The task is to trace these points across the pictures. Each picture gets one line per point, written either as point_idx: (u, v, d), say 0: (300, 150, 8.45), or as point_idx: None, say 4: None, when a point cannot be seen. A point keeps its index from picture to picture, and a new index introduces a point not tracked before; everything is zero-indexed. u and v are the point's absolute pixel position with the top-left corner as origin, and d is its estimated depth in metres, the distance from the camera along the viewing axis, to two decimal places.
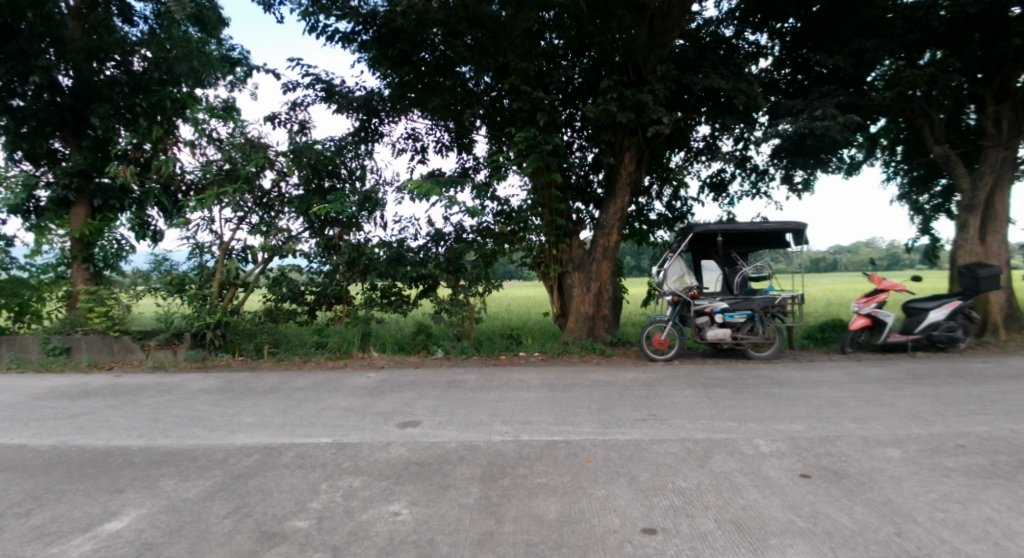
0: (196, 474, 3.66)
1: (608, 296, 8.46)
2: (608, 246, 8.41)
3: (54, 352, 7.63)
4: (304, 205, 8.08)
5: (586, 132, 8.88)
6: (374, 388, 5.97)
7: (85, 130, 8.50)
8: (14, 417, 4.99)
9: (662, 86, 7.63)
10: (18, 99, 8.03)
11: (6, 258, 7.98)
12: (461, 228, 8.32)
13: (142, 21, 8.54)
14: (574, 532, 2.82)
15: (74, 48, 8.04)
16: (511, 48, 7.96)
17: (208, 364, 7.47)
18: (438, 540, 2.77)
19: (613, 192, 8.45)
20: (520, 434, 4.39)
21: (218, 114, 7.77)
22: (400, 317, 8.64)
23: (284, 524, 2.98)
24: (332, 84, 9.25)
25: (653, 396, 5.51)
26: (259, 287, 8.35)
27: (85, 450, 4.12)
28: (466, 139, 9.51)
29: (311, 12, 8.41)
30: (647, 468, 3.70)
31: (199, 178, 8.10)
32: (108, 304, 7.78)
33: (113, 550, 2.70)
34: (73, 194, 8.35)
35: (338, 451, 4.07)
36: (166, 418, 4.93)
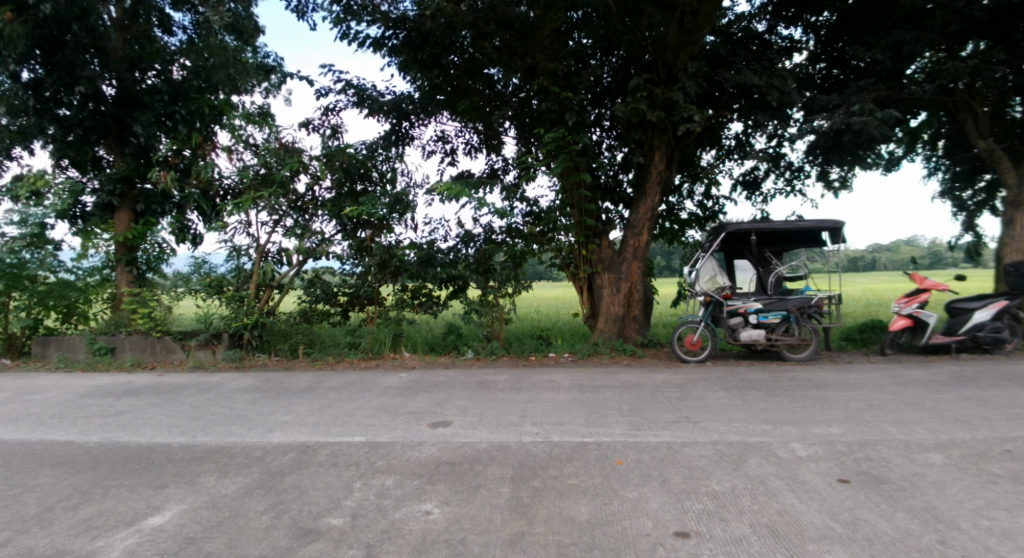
0: (235, 470, 3.76)
1: (639, 296, 8.35)
2: (638, 246, 8.32)
3: (100, 351, 7.94)
4: (337, 208, 8.23)
5: (615, 131, 8.84)
6: (407, 388, 6.05)
7: (128, 138, 8.86)
8: (63, 414, 5.20)
9: (693, 83, 7.50)
10: (64, 108, 8.39)
11: (54, 262, 8.28)
12: (490, 229, 8.37)
13: (181, 31, 8.77)
14: (605, 533, 2.80)
15: (117, 59, 8.29)
16: (538, 49, 7.98)
17: (246, 363, 7.67)
18: (470, 540, 2.78)
19: (643, 192, 8.37)
20: (551, 434, 4.38)
21: (253, 120, 7.95)
22: (430, 318, 8.61)
23: (319, 521, 3.03)
24: (362, 89, 9.38)
25: (687, 398, 5.43)
26: (294, 288, 8.54)
27: (129, 446, 4.27)
28: (495, 141, 9.53)
29: (342, 18, 8.57)
30: (679, 470, 3.64)
31: (236, 183, 8.31)
32: (151, 306, 8.08)
33: (155, 544, 2.78)
34: (117, 199, 8.68)
35: (370, 450, 4.12)
36: (206, 416, 5.08)
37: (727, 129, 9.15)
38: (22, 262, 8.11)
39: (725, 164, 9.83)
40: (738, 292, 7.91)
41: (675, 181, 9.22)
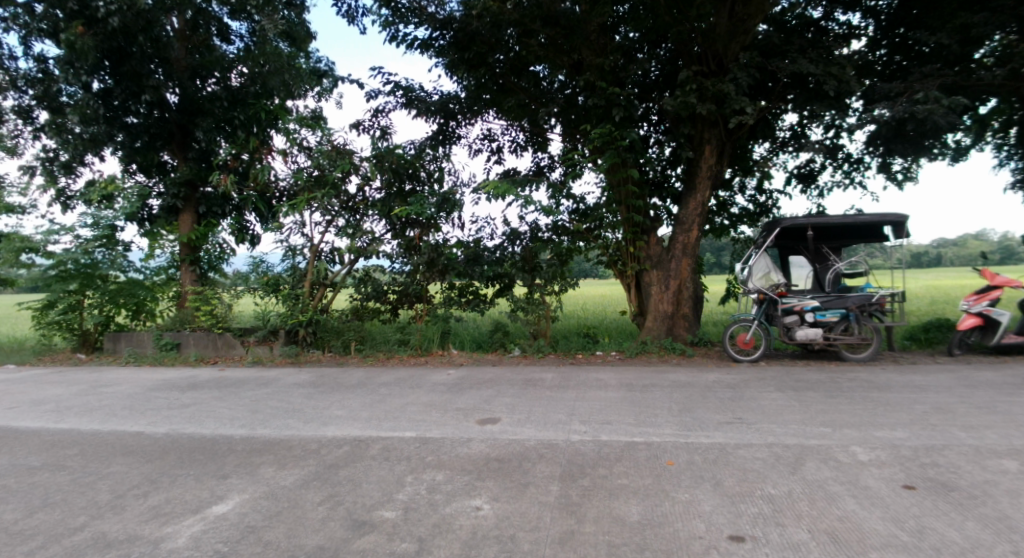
0: (293, 462, 3.89)
1: (688, 294, 8.16)
2: (688, 242, 8.15)
3: (167, 347, 8.40)
4: (386, 208, 8.38)
5: (663, 126, 8.70)
6: (455, 385, 6.12)
7: (191, 143, 9.33)
8: (133, 406, 5.50)
9: (745, 73, 7.36)
10: (132, 116, 8.85)
11: (125, 262, 8.77)
12: (537, 227, 8.33)
13: (238, 39, 9.12)
14: (657, 535, 2.75)
15: (180, 68, 8.73)
16: (585, 44, 7.88)
17: (302, 359, 7.96)
18: (519, 537, 2.78)
19: (693, 186, 8.20)
20: (599, 433, 4.33)
21: (307, 123, 8.21)
22: (477, 315, 8.79)
23: (373, 513, 3.10)
24: (411, 90, 9.54)
25: (740, 398, 5.28)
26: (346, 287, 8.75)
27: (194, 438, 4.47)
28: (541, 138, 9.54)
29: (391, 22, 8.74)
30: (733, 473, 3.54)
31: (290, 185, 8.62)
32: (213, 304, 8.45)
33: (220, 532, 2.91)
34: (181, 202, 9.17)
35: (421, 445, 4.18)
36: (264, 410, 5.27)
37: (780, 120, 8.86)
38: (95, 262, 8.60)
39: (779, 157, 9.49)
40: (793, 289, 7.64)
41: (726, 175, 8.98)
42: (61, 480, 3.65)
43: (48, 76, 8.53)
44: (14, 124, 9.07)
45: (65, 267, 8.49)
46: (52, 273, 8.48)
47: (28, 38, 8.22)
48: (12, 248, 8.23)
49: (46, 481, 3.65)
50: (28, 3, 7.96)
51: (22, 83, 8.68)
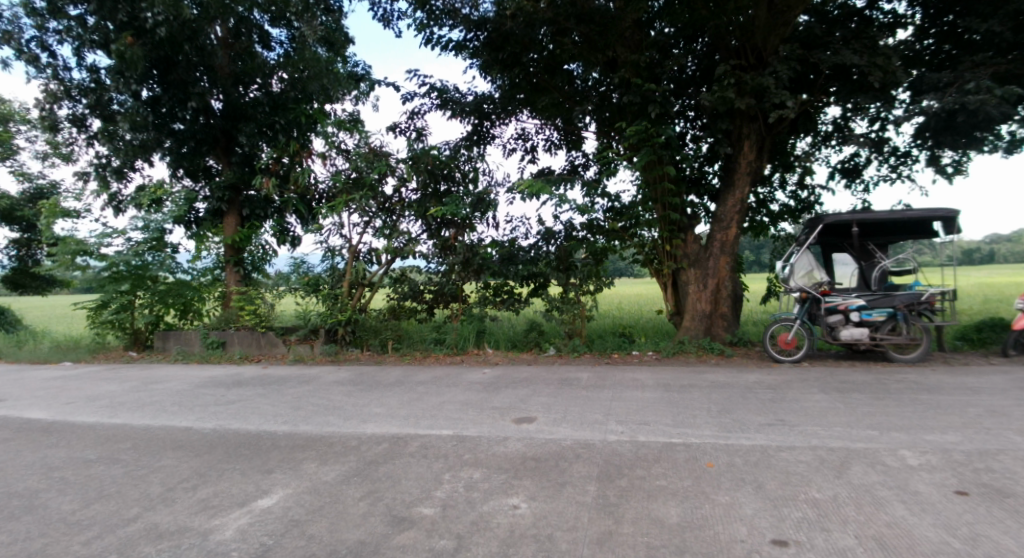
0: (334, 458, 3.97)
1: (727, 293, 8.00)
2: (726, 240, 7.98)
3: (213, 345, 8.70)
4: (422, 208, 8.48)
5: (701, 121, 8.50)
6: (491, 384, 6.15)
7: (234, 148, 9.63)
8: (183, 402, 5.71)
9: (785, 66, 7.12)
10: (179, 123, 9.19)
11: (173, 263, 9.11)
12: (571, 226, 8.32)
13: (279, 45, 9.35)
14: (697, 537, 2.71)
15: (224, 75, 8.99)
16: (619, 41, 7.84)
17: (341, 357, 8.14)
18: (557, 536, 2.78)
19: (731, 183, 8.04)
20: (637, 434, 4.29)
21: (345, 126, 8.38)
22: (512, 315, 8.80)
23: (412, 510, 3.14)
24: (446, 92, 9.63)
25: (782, 399, 5.15)
26: (383, 286, 8.90)
27: (240, 433, 4.62)
28: (575, 136, 9.52)
29: (426, 24, 8.84)
30: (775, 476, 3.46)
31: (329, 187, 8.82)
32: (256, 303, 8.70)
33: (265, 525, 3.00)
34: (225, 205, 9.50)
35: (458, 443, 4.22)
36: (306, 407, 5.40)
37: (823, 113, 8.63)
38: (145, 264, 8.95)
39: (821, 151, 9.23)
40: (837, 287, 7.42)
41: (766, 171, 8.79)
42: (116, 473, 3.82)
43: (100, 86, 8.92)
44: (69, 132, 9.52)
45: (117, 268, 8.84)
46: (105, 274, 8.85)
47: (81, 50, 8.61)
48: (69, 251, 8.63)
49: (103, 473, 3.83)
50: (81, 16, 8.33)
51: (75, 92, 9.09)
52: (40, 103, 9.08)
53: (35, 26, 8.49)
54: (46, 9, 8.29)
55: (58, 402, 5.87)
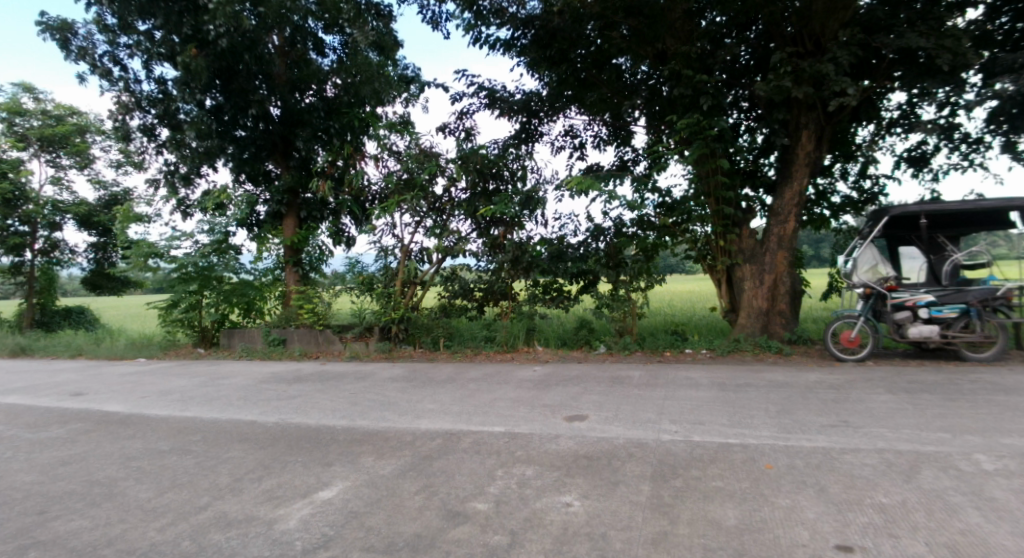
0: (390, 453, 4.08)
1: (785, 289, 7.72)
2: (784, 234, 7.70)
3: (274, 342, 9.09)
4: (472, 208, 8.60)
5: (755, 112, 8.27)
6: (542, 381, 6.18)
7: (291, 152, 10.09)
8: (248, 397, 6.00)
9: (846, 52, 6.77)
10: (240, 130, 9.57)
11: (237, 264, 9.59)
12: (621, 222, 8.22)
13: (332, 52, 9.64)
14: (756, 541, 2.64)
15: (281, 82, 9.38)
16: (669, 33, 7.71)
17: (395, 354, 8.34)
18: (611, 535, 2.76)
19: (788, 174, 7.75)
20: (691, 434, 4.21)
21: (396, 129, 8.57)
22: (561, 312, 8.77)
23: (466, 505, 3.19)
24: (494, 91, 9.70)
25: (844, 399, 4.95)
26: (434, 285, 9.06)
27: (301, 427, 4.81)
28: (625, 131, 9.43)
29: (473, 25, 8.89)
30: (839, 479, 3.32)
31: (382, 189, 9.04)
32: (314, 302, 9.00)
33: (326, 515, 3.11)
34: (285, 208, 9.93)
35: (510, 440, 4.25)
36: (363, 402, 5.58)
37: (887, 100, 8.17)
38: (211, 265, 9.48)
39: (886, 140, 8.77)
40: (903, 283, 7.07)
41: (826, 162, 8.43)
42: (188, 463, 4.06)
43: (167, 97, 9.39)
44: (140, 141, 10.14)
45: (187, 269, 9.44)
46: (175, 275, 9.40)
47: (150, 63, 9.11)
48: (142, 254, 9.21)
49: (176, 463, 4.07)
50: (149, 30, 8.79)
51: (145, 103, 9.61)
52: (114, 114, 9.69)
53: (108, 42, 9.06)
54: (118, 26, 8.83)
55: (134, 396, 6.27)
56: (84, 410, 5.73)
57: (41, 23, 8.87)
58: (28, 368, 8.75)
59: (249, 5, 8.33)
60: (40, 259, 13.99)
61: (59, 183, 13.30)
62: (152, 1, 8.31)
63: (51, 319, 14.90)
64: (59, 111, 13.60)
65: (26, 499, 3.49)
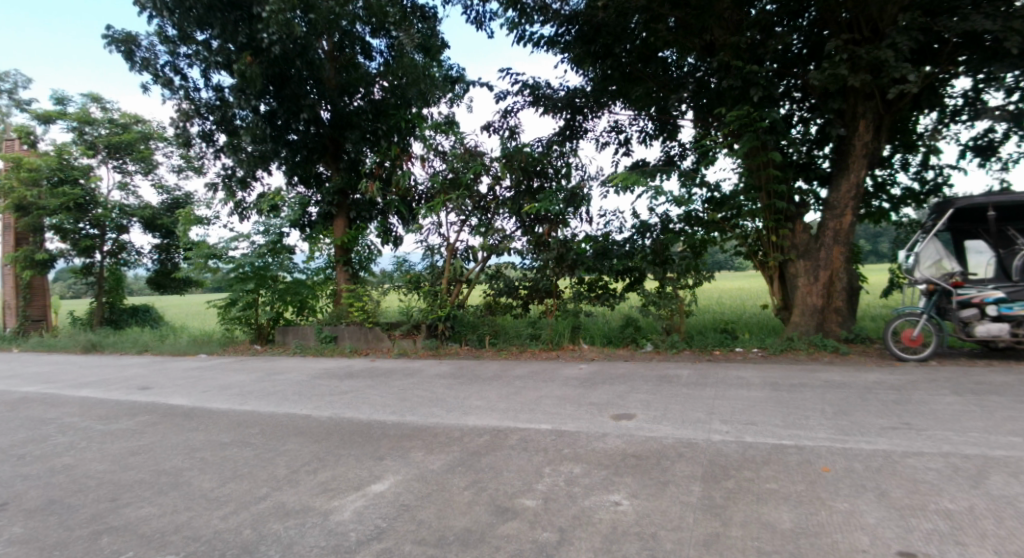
0: (439, 448, 4.15)
1: (841, 285, 7.44)
2: (840, 229, 7.42)
3: (326, 339, 9.39)
4: (516, 206, 8.64)
5: (808, 102, 8.05)
6: (588, 379, 6.15)
7: (341, 154, 10.35)
8: (303, 391, 6.22)
9: (906, 37, 6.43)
10: (293, 134, 9.94)
11: (290, 264, 9.93)
12: (668, 218, 8.10)
13: (379, 54, 9.82)
14: (813, 545, 2.56)
15: (331, 86, 9.63)
16: (717, 23, 7.54)
17: (441, 351, 8.45)
18: (661, 536, 2.73)
19: (845, 166, 7.46)
20: (744, 434, 4.12)
21: (442, 129, 8.68)
22: (607, 310, 8.71)
23: (515, 501, 3.22)
24: (538, 88, 9.68)
25: (905, 401, 4.73)
26: (480, 283, 9.16)
27: (353, 422, 4.95)
28: (671, 126, 9.32)
29: (517, 23, 8.90)
30: (901, 484, 3.18)
31: (428, 188, 9.19)
32: (364, 300, 9.26)
33: (379, 508, 3.20)
34: (335, 209, 10.25)
35: (557, 438, 4.26)
36: (412, 398, 5.69)
37: (950, 86, 7.75)
38: (267, 265, 9.84)
39: (950, 128, 8.33)
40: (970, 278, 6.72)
41: (885, 152, 8.09)
42: (248, 455, 4.24)
43: (224, 103, 9.70)
44: (199, 147, 10.61)
45: (243, 269, 9.79)
46: (232, 275, 9.78)
47: (208, 71, 9.50)
48: (202, 255, 9.68)
49: (235, 455, 4.26)
50: (207, 40, 9.11)
51: (204, 110, 9.99)
52: (175, 121, 10.13)
53: (169, 52, 9.48)
54: (178, 37, 9.22)
55: (197, 390, 6.59)
56: (152, 403, 6.06)
57: (107, 36, 9.35)
58: (99, 364, 9.29)
59: (300, 13, 8.48)
60: (109, 260, 14.72)
61: (126, 188, 14.03)
62: (210, 12, 8.63)
63: (119, 317, 15.74)
64: (125, 119, 14.32)
65: (101, 486, 3.72)
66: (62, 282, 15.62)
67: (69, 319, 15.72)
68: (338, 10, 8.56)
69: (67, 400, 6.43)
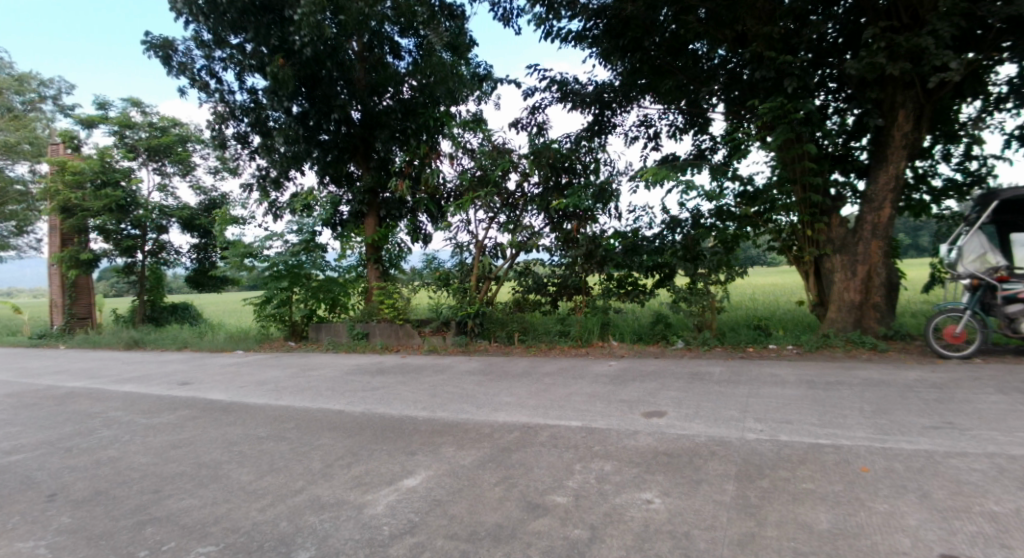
0: (469, 444, 4.18)
1: (880, 281, 7.23)
2: (879, 222, 7.22)
3: (358, 336, 9.53)
4: (544, 202, 8.64)
5: (844, 92, 7.88)
6: (618, 376, 6.12)
7: (371, 154, 10.49)
8: (336, 387, 6.34)
9: (948, 23, 6.20)
10: (325, 134, 10.11)
11: (323, 262, 10.13)
12: (699, 213, 7.97)
13: (408, 54, 9.90)
14: (853, 546, 2.51)
15: (361, 87, 9.75)
16: (749, 13, 7.38)
17: (471, 348, 8.51)
18: (695, 535, 2.71)
19: (883, 158, 7.24)
20: (778, 433, 4.04)
21: (470, 126, 8.73)
22: (637, 307, 8.65)
23: (546, 498, 3.22)
24: (566, 84, 9.64)
25: (948, 400, 4.58)
26: (508, 280, 9.23)
27: (385, 417, 5.02)
28: (702, 119, 9.22)
29: (544, 18, 8.86)
30: (944, 485, 3.08)
31: (457, 186, 9.31)
32: (394, 297, 9.38)
33: (411, 502, 3.24)
34: (365, 208, 10.41)
35: (587, 435, 4.25)
36: (442, 394, 5.75)
37: (995, 73, 7.45)
38: (300, 263, 10.04)
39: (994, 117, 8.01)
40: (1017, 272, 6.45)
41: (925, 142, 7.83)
42: (284, 449, 4.34)
43: (258, 105, 9.90)
44: (235, 149, 10.89)
45: (277, 268, 9.99)
46: (267, 273, 10.00)
47: (242, 74, 9.71)
48: (239, 254, 9.92)
49: (271, 449, 4.36)
50: (240, 44, 9.29)
51: (239, 113, 10.19)
52: (212, 124, 10.40)
53: (204, 56, 9.72)
54: (213, 41, 9.44)
55: (234, 385, 6.77)
56: (192, 398, 6.26)
57: (145, 42, 9.64)
58: (142, 360, 9.63)
59: (330, 14, 8.58)
60: (149, 259, 15.22)
61: (164, 190, 14.46)
62: (244, 16, 8.80)
63: (160, 314, 16.27)
64: (164, 123, 14.73)
65: (144, 478, 3.85)
66: (106, 281, 16.21)
67: (113, 317, 16.34)
68: (367, 10, 8.65)
69: (112, 395, 6.68)
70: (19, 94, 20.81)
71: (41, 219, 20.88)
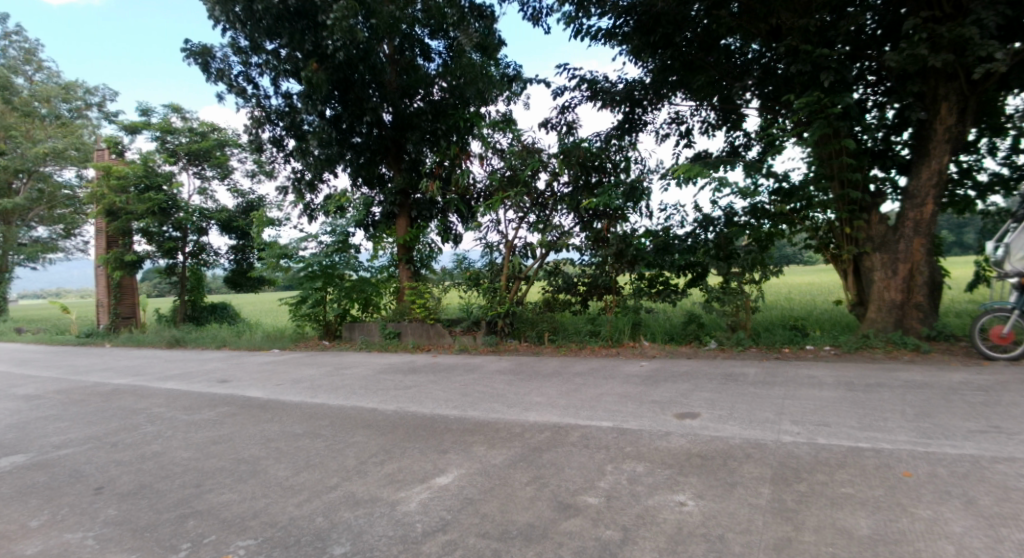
0: (500, 443, 4.21)
1: (923, 279, 6.99)
2: (921, 220, 6.99)
3: (390, 335, 9.67)
4: (574, 201, 8.64)
5: (884, 86, 7.64)
6: (649, 377, 6.07)
7: (402, 155, 10.62)
8: (369, 386, 6.45)
9: (994, 12, 5.96)
10: (357, 137, 10.28)
11: (356, 262, 10.31)
12: (732, 211, 7.81)
13: (438, 56, 10.01)
14: (895, 553, 2.44)
15: (392, 89, 9.92)
16: (784, 6, 7.24)
17: (502, 348, 8.54)
18: (729, 538, 2.67)
19: (926, 152, 7.01)
20: (816, 436, 3.96)
21: (500, 126, 8.77)
22: (669, 306, 8.56)
23: (577, 498, 3.22)
24: (596, 82, 9.58)
25: (996, 404, 4.40)
26: (538, 279, 9.21)
27: (417, 415, 5.09)
28: (734, 115, 9.05)
29: (574, 17, 8.83)
30: (992, 491, 2.97)
31: (487, 186, 9.34)
32: (425, 297, 9.49)
33: (442, 500, 3.28)
34: (397, 208, 10.58)
35: (619, 435, 4.24)
36: (473, 393, 5.81)
37: None
38: (334, 263, 10.24)
39: None
40: None
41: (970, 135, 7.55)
42: (319, 445, 4.43)
43: (292, 110, 10.09)
44: (270, 152, 11.14)
45: (312, 268, 10.20)
46: (302, 274, 10.23)
47: (277, 80, 9.95)
48: (275, 254, 10.17)
49: (307, 446, 4.47)
50: (275, 49, 9.49)
51: (274, 117, 10.39)
52: (248, 129, 10.68)
53: (241, 62, 9.98)
54: (250, 47, 9.69)
55: (271, 383, 6.95)
56: (230, 395, 6.45)
57: (185, 50, 9.94)
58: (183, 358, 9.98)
59: (362, 18, 8.75)
60: (190, 260, 15.74)
61: (204, 193, 14.89)
62: (278, 22, 8.98)
63: (200, 314, 16.80)
64: (203, 128, 15.19)
65: (186, 472, 3.99)
66: (148, 282, 16.81)
67: (155, 316, 16.94)
68: (398, 14, 8.78)
69: (155, 391, 6.94)
70: (66, 102, 21.75)
71: (88, 222, 21.80)
